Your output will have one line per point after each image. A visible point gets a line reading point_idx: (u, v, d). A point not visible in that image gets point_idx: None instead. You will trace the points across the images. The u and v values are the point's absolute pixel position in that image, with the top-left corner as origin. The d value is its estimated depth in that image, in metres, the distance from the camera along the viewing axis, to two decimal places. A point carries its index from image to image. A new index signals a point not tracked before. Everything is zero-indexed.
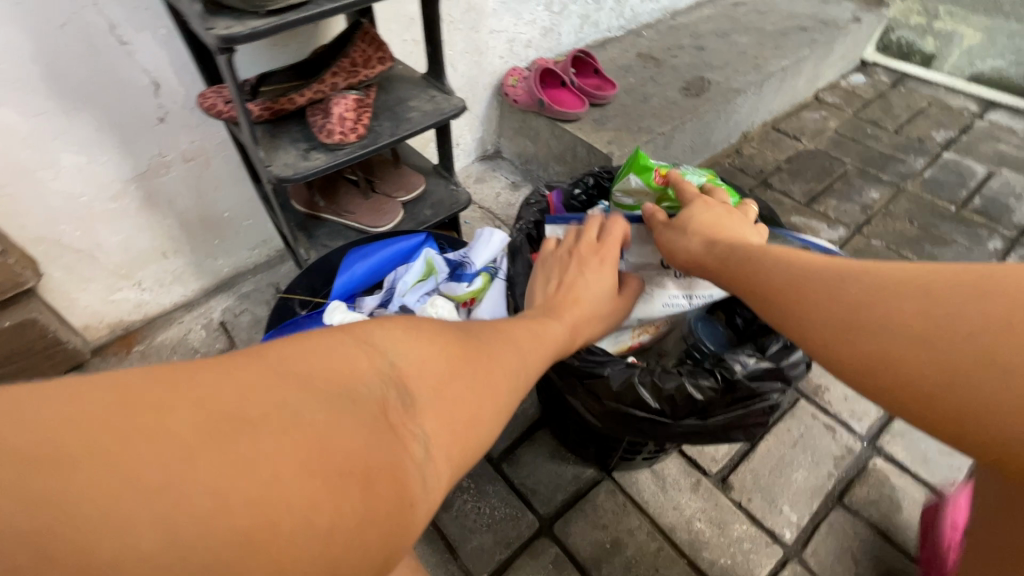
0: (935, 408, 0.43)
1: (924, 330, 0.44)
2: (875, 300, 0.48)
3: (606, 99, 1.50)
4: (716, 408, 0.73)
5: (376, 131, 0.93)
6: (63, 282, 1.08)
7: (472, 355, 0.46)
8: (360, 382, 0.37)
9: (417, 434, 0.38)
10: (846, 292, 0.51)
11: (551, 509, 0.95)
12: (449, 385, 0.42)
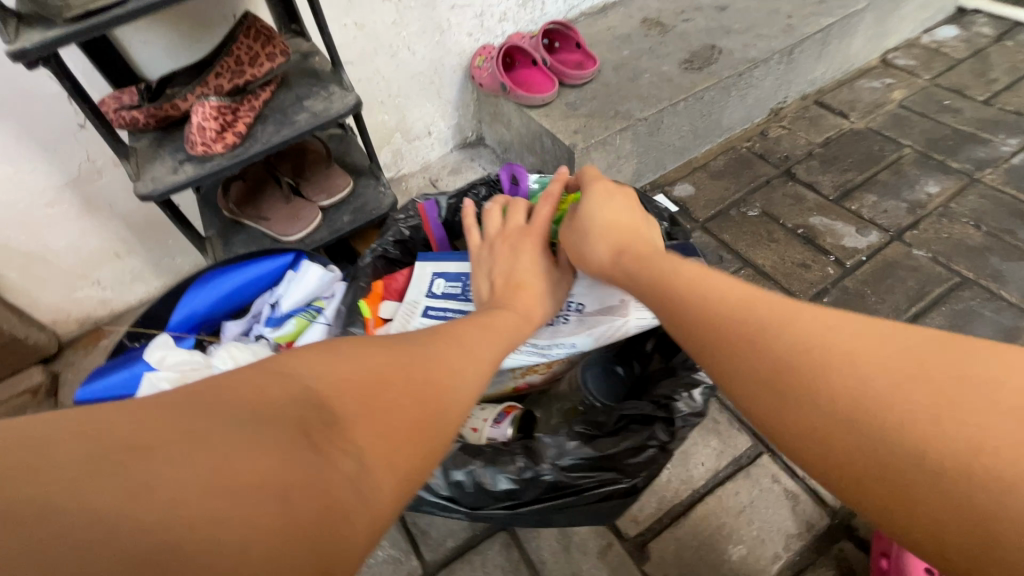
0: (905, 510, 0.36)
1: (892, 417, 0.38)
2: (860, 368, 0.41)
3: (585, 78, 1.29)
4: (529, 497, 0.63)
5: (254, 138, 0.85)
6: (20, 283, 1.14)
7: (418, 381, 0.44)
8: (279, 409, 0.36)
9: (345, 470, 0.35)
10: (811, 350, 0.44)
11: (437, 557, 0.87)
12: (386, 417, 0.40)
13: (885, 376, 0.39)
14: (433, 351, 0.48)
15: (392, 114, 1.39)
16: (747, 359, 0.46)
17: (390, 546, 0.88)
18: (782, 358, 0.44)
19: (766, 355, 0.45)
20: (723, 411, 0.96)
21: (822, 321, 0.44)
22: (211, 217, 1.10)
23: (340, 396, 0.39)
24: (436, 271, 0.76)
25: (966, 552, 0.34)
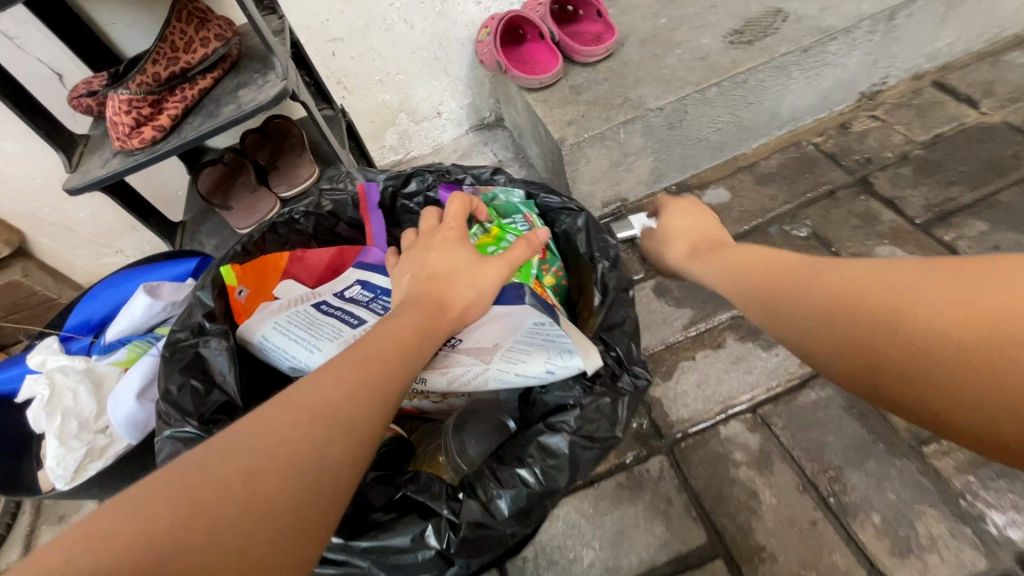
0: (923, 412, 0.38)
1: (905, 331, 0.38)
2: (831, 290, 0.44)
3: (597, 55, 1.06)
4: None
5: (178, 133, 0.81)
6: (53, 248, 1.28)
7: (267, 457, 0.41)
8: (112, 562, 0.33)
9: (181, 570, 0.34)
10: (809, 266, 0.50)
11: None
12: (219, 504, 0.37)
13: (915, 291, 0.39)
14: (297, 415, 0.44)
15: (394, 93, 1.29)
16: (790, 294, 0.48)
17: None
18: (807, 304, 0.46)
19: (807, 293, 0.46)
20: (682, 491, 0.78)
21: (826, 272, 0.46)
22: (190, 200, 1.11)
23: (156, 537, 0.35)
24: (360, 277, 0.71)
25: (1006, 437, 0.34)
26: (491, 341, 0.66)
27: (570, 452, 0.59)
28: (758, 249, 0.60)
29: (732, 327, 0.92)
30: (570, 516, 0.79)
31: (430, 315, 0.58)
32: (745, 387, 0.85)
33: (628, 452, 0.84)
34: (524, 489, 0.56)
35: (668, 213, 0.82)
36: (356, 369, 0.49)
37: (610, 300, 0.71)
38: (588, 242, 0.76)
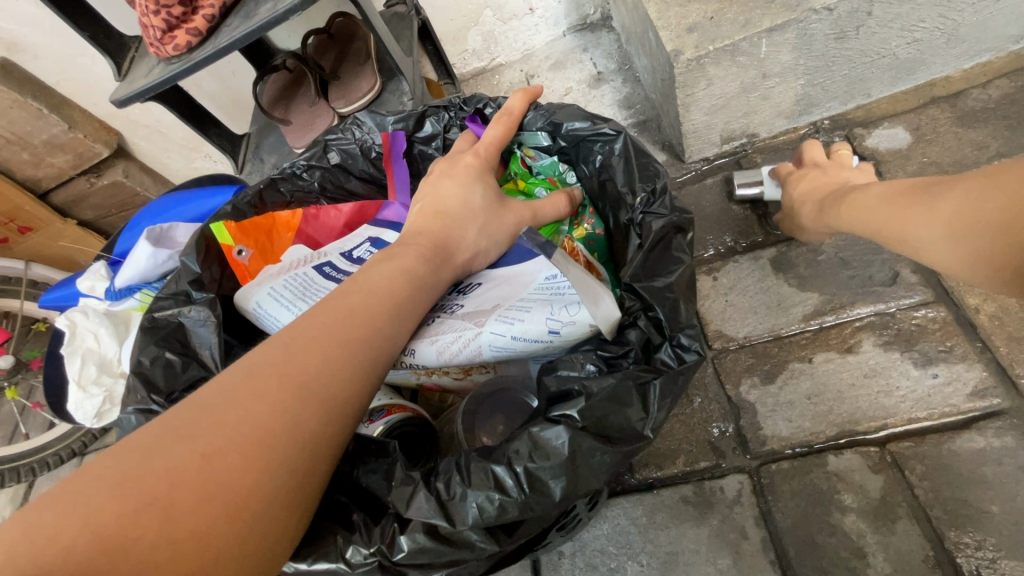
0: None
1: (947, 202, 0.51)
2: (898, 188, 0.58)
3: None
4: None
5: (216, 37, 0.71)
6: (149, 150, 1.31)
7: (227, 434, 0.33)
8: (95, 527, 0.28)
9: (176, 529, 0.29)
10: (882, 193, 0.60)
11: None
12: (206, 448, 0.32)
13: (1013, 189, 0.45)
14: (263, 383, 0.35)
15: None
16: (923, 232, 0.53)
17: None
18: (976, 229, 0.48)
19: (953, 220, 0.50)
20: (761, 525, 0.63)
21: (951, 194, 0.51)
22: (257, 110, 1.05)
23: (84, 553, 0.27)
24: (372, 234, 0.62)
25: None
26: (492, 302, 0.52)
27: (572, 452, 0.41)
28: (874, 199, 0.60)
29: (874, 326, 0.69)
30: (618, 521, 0.69)
31: (431, 264, 0.50)
32: (878, 412, 0.65)
33: (701, 461, 0.69)
34: (495, 495, 0.40)
35: (794, 181, 0.74)
36: (331, 325, 0.40)
37: (655, 247, 0.50)
38: (628, 172, 0.55)
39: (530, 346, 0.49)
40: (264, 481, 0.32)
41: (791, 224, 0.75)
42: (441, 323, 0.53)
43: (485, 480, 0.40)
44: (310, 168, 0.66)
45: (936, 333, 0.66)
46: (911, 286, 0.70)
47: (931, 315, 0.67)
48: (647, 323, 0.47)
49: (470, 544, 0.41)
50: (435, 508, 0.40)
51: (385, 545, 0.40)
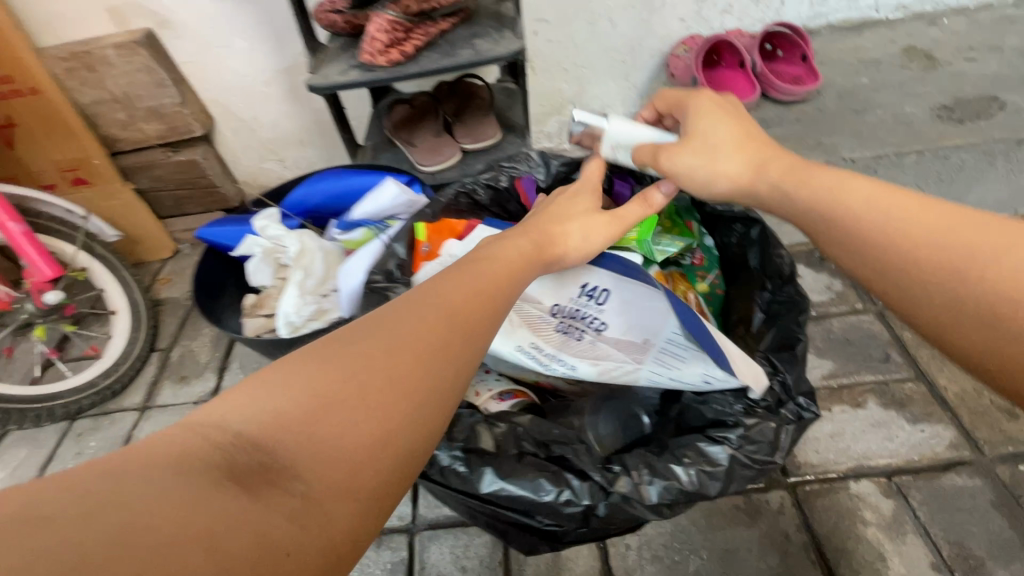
0: (1020, 383, 0.36)
1: (974, 268, 0.37)
2: (919, 221, 0.41)
3: (796, 96, 1.09)
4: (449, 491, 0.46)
5: (415, 62, 0.87)
6: (231, 141, 1.39)
7: (389, 348, 0.37)
8: (292, 398, 0.34)
9: (344, 409, 0.34)
10: (884, 202, 0.42)
11: (428, 517, 0.86)
12: (378, 352, 0.37)
13: (975, 241, 0.38)
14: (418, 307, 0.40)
15: (572, 84, 1.30)
16: (880, 226, 0.42)
17: None
18: (928, 263, 0.39)
19: (890, 230, 0.41)
20: (801, 531, 0.77)
21: (911, 213, 0.41)
22: (373, 130, 1.18)
23: (288, 422, 0.33)
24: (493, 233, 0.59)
25: None
26: (641, 335, 0.51)
27: (732, 472, 0.41)
28: (807, 175, 0.47)
29: (876, 391, 0.90)
30: (678, 520, 0.79)
31: (539, 264, 0.48)
32: (883, 452, 0.83)
33: None
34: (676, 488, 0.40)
35: (704, 110, 0.53)
36: (477, 275, 0.44)
37: (776, 320, 0.50)
38: (762, 256, 0.55)
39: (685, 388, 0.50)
40: (411, 394, 0.36)
41: (671, 150, 0.53)
42: (598, 342, 0.53)
43: (665, 475, 0.41)
44: (487, 188, 0.72)
45: (920, 401, 0.88)
46: (899, 366, 0.93)
47: (915, 387, 0.90)
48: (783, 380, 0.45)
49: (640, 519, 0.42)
50: (612, 480, 0.41)
51: (588, 499, 0.41)
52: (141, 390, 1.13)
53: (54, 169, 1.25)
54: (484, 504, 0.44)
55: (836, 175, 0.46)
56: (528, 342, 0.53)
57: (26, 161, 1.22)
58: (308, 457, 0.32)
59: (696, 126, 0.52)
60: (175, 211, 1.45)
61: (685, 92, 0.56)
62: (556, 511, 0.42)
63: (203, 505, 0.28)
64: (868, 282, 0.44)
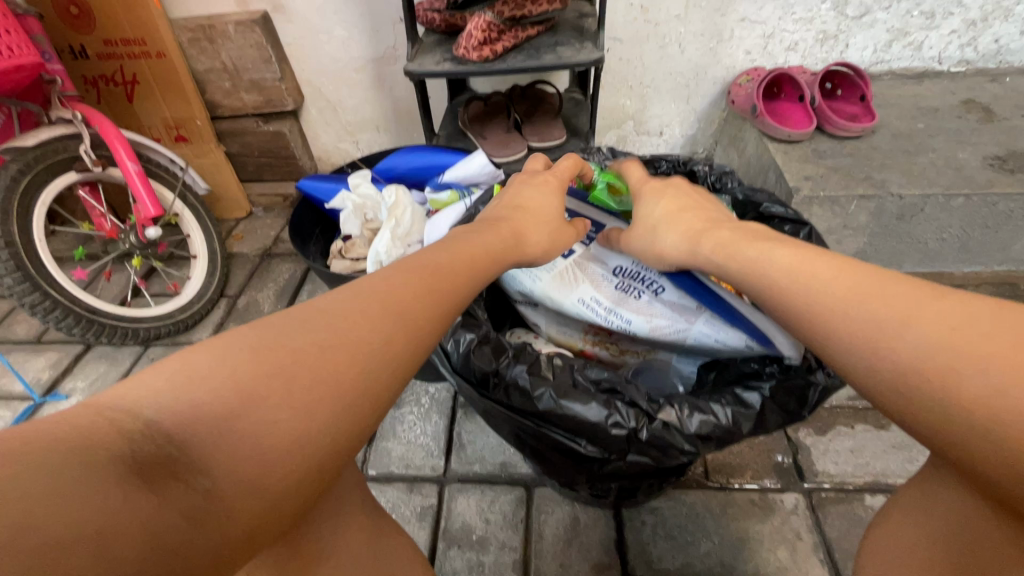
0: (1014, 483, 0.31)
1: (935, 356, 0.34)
2: (867, 302, 0.39)
3: (851, 133, 1.14)
4: (505, 406, 0.53)
5: (503, 60, 0.97)
6: (315, 119, 1.52)
7: (321, 347, 0.37)
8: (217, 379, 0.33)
9: (272, 394, 0.34)
10: (823, 291, 0.42)
11: (459, 471, 0.93)
12: (300, 352, 0.36)
13: (885, 310, 0.38)
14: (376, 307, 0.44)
15: (635, 101, 1.39)
16: (799, 295, 0.44)
17: (431, 437, 0.98)
18: (834, 333, 0.40)
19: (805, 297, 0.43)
20: (813, 532, 0.80)
21: (827, 282, 0.43)
22: (447, 120, 1.28)
23: (206, 414, 0.32)
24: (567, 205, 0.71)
25: None
26: (694, 302, 0.62)
27: (762, 410, 0.50)
28: (736, 245, 0.52)
29: None
30: (694, 506, 0.84)
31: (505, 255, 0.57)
32: (902, 472, 0.86)
33: (765, 478, 0.87)
34: (713, 419, 0.48)
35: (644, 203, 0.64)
36: (419, 282, 0.46)
37: None
38: None
39: (725, 347, 0.59)
40: (346, 390, 0.37)
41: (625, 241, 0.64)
42: (652, 303, 0.64)
43: (705, 408, 0.49)
44: None
45: None
46: None
47: None
48: (816, 353, 0.53)
49: (676, 448, 0.49)
50: (654, 409, 0.49)
51: (633, 422, 0.49)
52: (209, 327, 1.23)
53: (161, 125, 1.40)
54: (540, 424, 0.51)
55: (757, 264, 0.49)
56: (590, 295, 0.64)
57: (139, 114, 1.38)
58: (224, 457, 0.32)
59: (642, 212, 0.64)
60: (254, 177, 1.59)
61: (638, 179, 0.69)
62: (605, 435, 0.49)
63: (91, 512, 0.25)
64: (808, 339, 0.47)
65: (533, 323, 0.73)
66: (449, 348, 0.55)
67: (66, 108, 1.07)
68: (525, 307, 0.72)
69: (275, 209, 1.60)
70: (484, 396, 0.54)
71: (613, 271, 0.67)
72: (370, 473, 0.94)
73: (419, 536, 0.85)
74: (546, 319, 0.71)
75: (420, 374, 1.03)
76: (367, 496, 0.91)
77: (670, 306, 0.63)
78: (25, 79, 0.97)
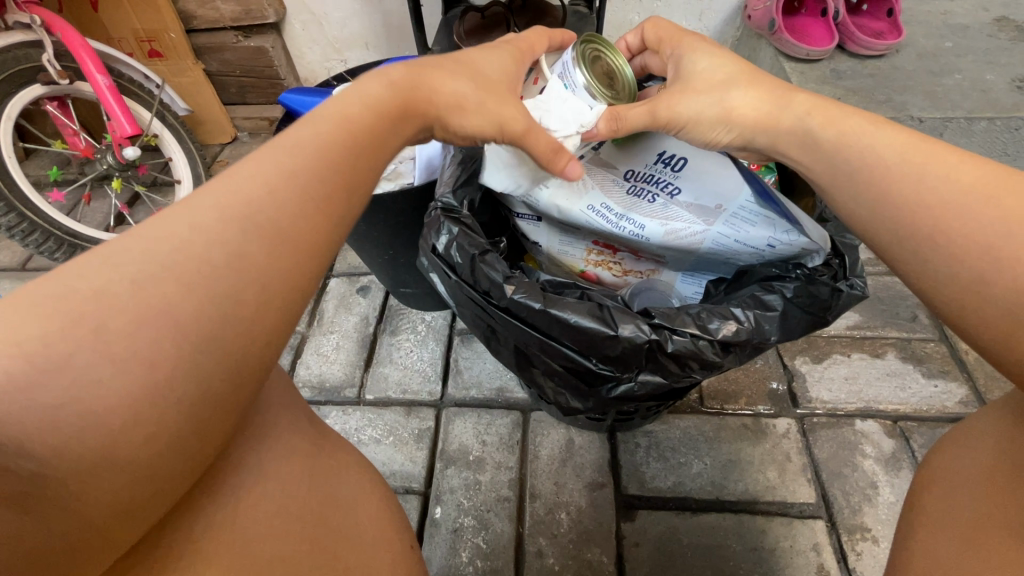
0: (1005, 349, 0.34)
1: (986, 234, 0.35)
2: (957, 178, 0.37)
3: (873, 50, 1.07)
4: (514, 317, 0.49)
5: None
6: (299, 35, 1.41)
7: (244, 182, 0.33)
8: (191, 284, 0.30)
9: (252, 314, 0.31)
10: (917, 161, 0.39)
11: (455, 397, 0.93)
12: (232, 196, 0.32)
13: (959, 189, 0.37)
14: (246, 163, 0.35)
15: (644, 16, 1.28)
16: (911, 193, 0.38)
17: (428, 362, 0.98)
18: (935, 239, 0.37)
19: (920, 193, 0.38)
20: (803, 454, 0.82)
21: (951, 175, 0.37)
22: (441, 35, 1.19)
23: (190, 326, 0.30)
24: None
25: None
26: (715, 201, 0.57)
27: (784, 312, 0.49)
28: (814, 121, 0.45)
29: (897, 345, 0.93)
30: (688, 429, 0.86)
31: (388, 133, 0.42)
32: (894, 399, 0.87)
33: (759, 403, 0.88)
34: (734, 324, 0.47)
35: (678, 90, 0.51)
36: (350, 140, 0.38)
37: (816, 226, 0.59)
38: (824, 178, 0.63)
39: (744, 250, 0.59)
40: None
41: (674, 96, 0.50)
42: (668, 207, 0.59)
43: (727, 316, 0.47)
44: None
45: (938, 360, 0.91)
46: (925, 327, 0.95)
47: (936, 348, 0.92)
48: (840, 261, 0.53)
49: (703, 356, 0.47)
50: (673, 321, 0.47)
51: (655, 335, 0.46)
52: None
53: (132, 37, 1.30)
54: (547, 339, 0.49)
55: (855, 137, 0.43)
56: (601, 200, 0.60)
57: (107, 25, 1.27)
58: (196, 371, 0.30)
59: (694, 69, 0.51)
60: (238, 99, 1.50)
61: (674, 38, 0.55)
62: (618, 339, 0.46)
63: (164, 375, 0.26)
64: (888, 256, 0.41)
65: (533, 240, 0.71)
66: (456, 260, 0.52)
67: (24, 12, 0.98)
68: (526, 222, 0.69)
69: (261, 134, 1.52)
70: (495, 305, 0.50)
71: (625, 175, 0.60)
72: (367, 398, 0.95)
73: (417, 458, 0.86)
74: (548, 236, 0.69)
75: (415, 301, 1.02)
76: (366, 418, 0.92)
77: (692, 207, 0.58)
78: None
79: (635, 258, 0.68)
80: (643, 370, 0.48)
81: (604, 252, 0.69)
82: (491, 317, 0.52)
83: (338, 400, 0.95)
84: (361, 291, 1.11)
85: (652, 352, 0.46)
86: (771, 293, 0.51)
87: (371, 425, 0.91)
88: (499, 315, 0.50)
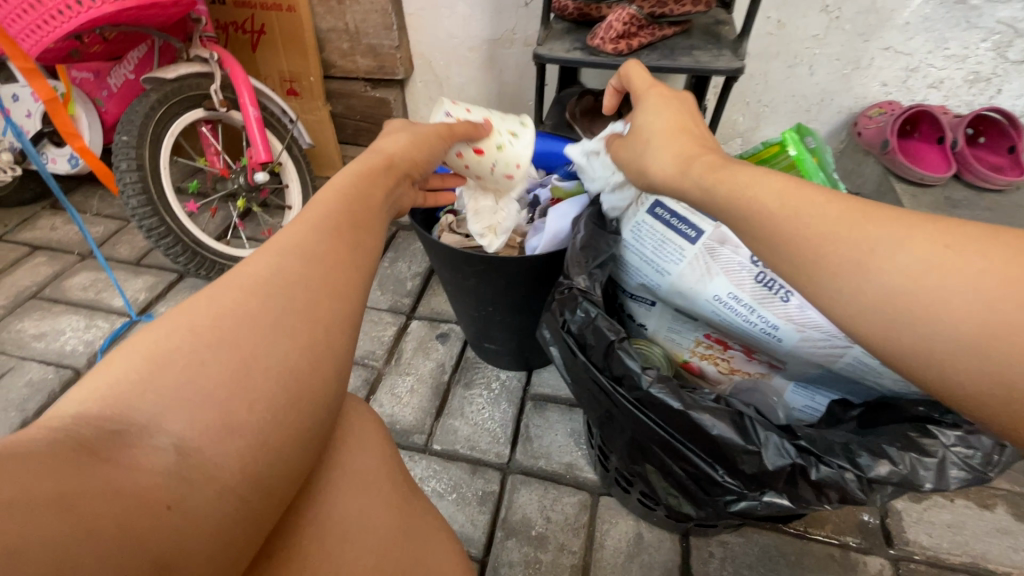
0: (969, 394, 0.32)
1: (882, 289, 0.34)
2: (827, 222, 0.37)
3: (992, 183, 1.06)
4: (645, 410, 0.49)
5: (639, 56, 0.95)
6: (419, 92, 1.53)
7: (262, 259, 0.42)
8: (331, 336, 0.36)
9: None
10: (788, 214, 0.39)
11: (523, 464, 0.91)
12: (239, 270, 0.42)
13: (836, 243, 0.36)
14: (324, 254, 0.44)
15: (748, 118, 1.34)
16: (853, 275, 0.35)
17: (499, 423, 0.97)
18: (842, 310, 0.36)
19: (860, 272, 0.34)
20: None
21: (902, 248, 0.33)
22: (556, 110, 1.26)
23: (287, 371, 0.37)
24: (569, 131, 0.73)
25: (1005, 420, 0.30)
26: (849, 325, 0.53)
27: (944, 461, 0.42)
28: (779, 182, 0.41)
29: (1009, 500, 0.85)
30: (768, 548, 0.80)
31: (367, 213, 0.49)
32: (1006, 561, 0.79)
33: (848, 535, 0.81)
34: (887, 465, 0.42)
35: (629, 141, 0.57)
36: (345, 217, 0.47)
37: None
38: None
39: (885, 376, 0.53)
40: None
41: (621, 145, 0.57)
42: (805, 310, 0.55)
43: (877, 452, 0.43)
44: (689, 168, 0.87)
45: None
46: None
47: None
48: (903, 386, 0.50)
49: (850, 491, 0.42)
50: (819, 446, 0.43)
51: (801, 458, 0.42)
52: None
53: (277, 77, 1.45)
54: (676, 440, 0.48)
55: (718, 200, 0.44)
56: (728, 292, 0.59)
57: (259, 63, 1.43)
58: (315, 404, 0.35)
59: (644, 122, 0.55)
60: (351, 140, 1.62)
61: (641, 84, 0.59)
62: (759, 454, 0.43)
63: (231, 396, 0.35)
64: None
65: (639, 322, 0.73)
66: (588, 343, 0.53)
67: (205, 48, 1.12)
68: (638, 305, 0.71)
69: None
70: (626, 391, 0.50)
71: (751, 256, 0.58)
72: (434, 447, 0.94)
73: (478, 521, 0.84)
74: (658, 322, 0.70)
75: (497, 357, 1.03)
76: (432, 468, 0.91)
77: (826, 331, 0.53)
78: (177, 14, 1.01)
79: (746, 358, 0.67)
80: (775, 492, 0.45)
81: (713, 346, 0.68)
82: (615, 402, 0.52)
83: (407, 444, 0.95)
84: (440, 337, 1.14)
85: (791, 477, 0.43)
86: (927, 436, 0.43)
87: (434, 478, 0.90)
88: (629, 402, 0.50)
